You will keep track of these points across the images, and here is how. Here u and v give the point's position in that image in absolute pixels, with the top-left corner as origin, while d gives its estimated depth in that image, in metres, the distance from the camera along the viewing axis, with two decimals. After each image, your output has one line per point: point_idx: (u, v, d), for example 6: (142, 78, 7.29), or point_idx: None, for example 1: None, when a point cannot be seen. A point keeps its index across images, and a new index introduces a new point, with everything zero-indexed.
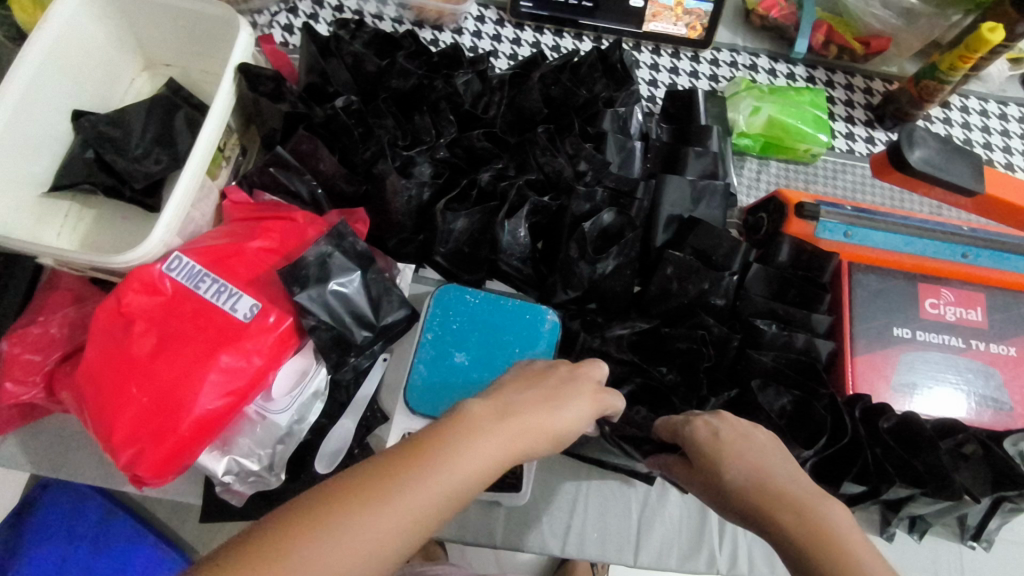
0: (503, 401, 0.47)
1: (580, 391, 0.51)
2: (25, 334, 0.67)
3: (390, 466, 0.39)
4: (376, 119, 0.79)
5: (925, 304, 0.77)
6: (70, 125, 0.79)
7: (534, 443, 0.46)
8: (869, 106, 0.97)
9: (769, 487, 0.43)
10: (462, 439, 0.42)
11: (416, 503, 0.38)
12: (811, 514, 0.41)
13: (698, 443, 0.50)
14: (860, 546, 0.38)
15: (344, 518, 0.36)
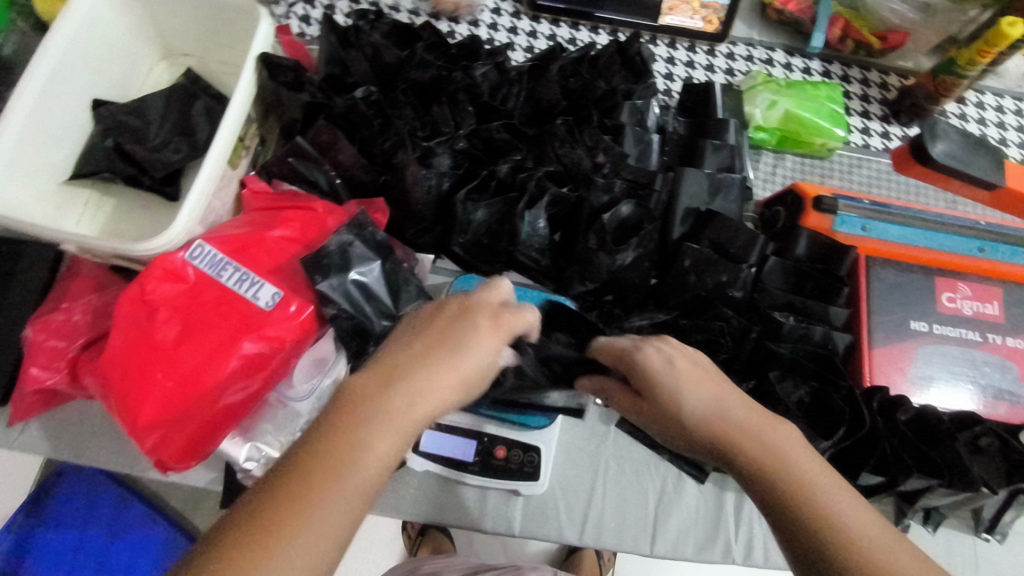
0: (390, 364, 0.46)
1: (475, 325, 0.51)
2: (49, 320, 0.67)
3: (296, 480, 0.38)
4: (394, 109, 0.79)
5: (943, 298, 0.77)
6: (89, 114, 0.79)
7: (440, 390, 0.46)
8: (885, 101, 0.97)
9: (721, 414, 0.48)
10: (354, 423, 0.41)
11: (338, 508, 0.37)
12: (762, 437, 0.46)
13: (651, 370, 0.52)
14: (805, 466, 0.44)
15: (278, 543, 0.35)
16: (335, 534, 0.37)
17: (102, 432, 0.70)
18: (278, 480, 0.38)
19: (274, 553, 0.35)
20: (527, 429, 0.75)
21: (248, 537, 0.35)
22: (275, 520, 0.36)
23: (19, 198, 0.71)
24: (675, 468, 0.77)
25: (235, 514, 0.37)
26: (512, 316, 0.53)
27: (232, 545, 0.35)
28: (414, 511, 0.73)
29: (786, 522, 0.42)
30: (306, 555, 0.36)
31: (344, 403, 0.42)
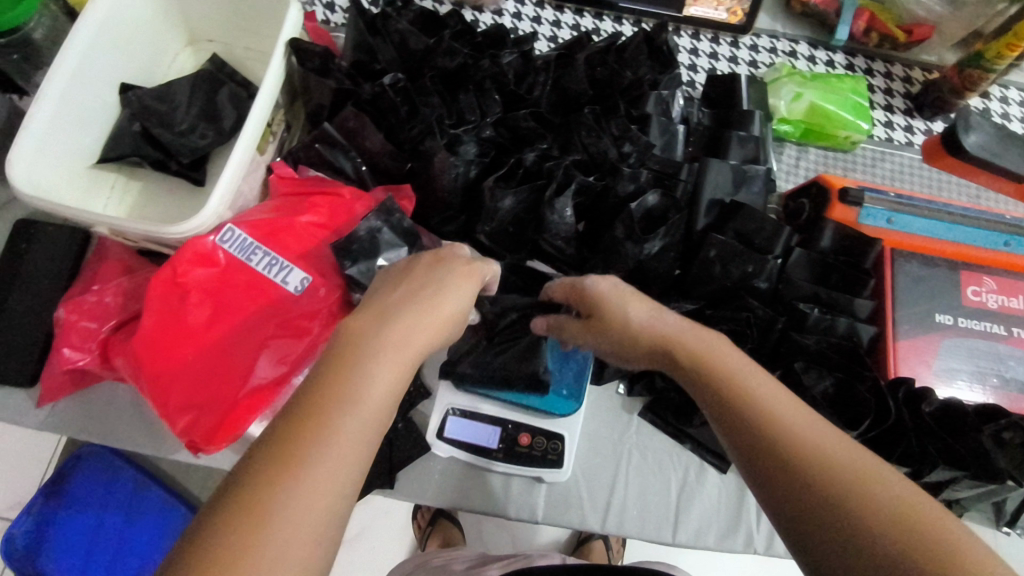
0: (378, 309, 0.47)
1: (453, 271, 0.52)
2: (81, 302, 0.68)
3: (301, 423, 0.38)
4: (421, 97, 0.79)
5: (968, 291, 0.77)
6: (117, 98, 0.79)
7: (430, 327, 0.47)
8: (908, 95, 0.96)
9: (663, 326, 0.55)
10: (357, 364, 0.41)
11: (348, 446, 0.38)
12: (696, 338, 0.53)
13: (597, 294, 0.60)
14: (727, 359, 0.50)
15: (293, 483, 0.35)
16: (350, 473, 0.37)
17: (131, 414, 0.71)
18: (285, 422, 0.38)
19: (290, 493, 0.35)
20: (553, 415, 0.75)
21: (263, 476, 0.36)
22: (288, 458, 0.36)
23: (49, 180, 0.71)
24: (696, 458, 0.78)
25: (248, 463, 0.37)
26: (480, 264, 0.55)
27: (247, 484, 0.35)
28: (438, 496, 0.74)
29: (724, 413, 0.46)
30: (324, 493, 0.36)
31: (337, 347, 0.43)
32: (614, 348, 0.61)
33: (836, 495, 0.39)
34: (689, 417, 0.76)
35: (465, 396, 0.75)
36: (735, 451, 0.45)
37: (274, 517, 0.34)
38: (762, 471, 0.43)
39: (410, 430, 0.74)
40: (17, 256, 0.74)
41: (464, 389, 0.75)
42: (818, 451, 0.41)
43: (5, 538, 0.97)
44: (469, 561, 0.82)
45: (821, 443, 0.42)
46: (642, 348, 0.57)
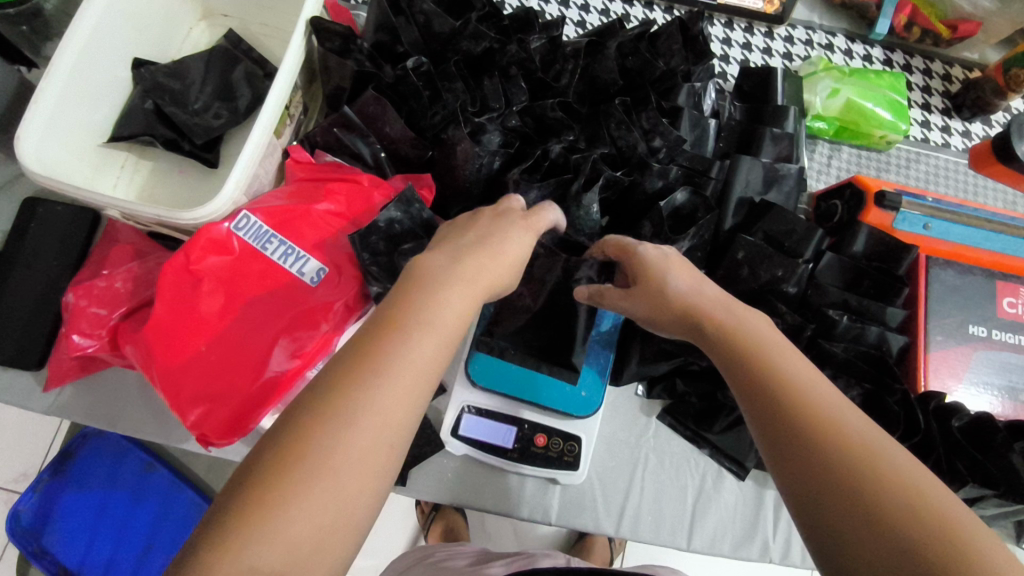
0: (442, 259, 0.46)
1: (515, 222, 0.54)
2: (91, 286, 0.66)
3: (342, 382, 0.37)
4: (444, 82, 0.76)
5: (1003, 303, 0.74)
6: (129, 73, 0.77)
7: (483, 287, 0.46)
8: (947, 94, 0.93)
9: (706, 300, 0.54)
10: (427, 292, 0.42)
11: (391, 408, 0.37)
12: (728, 316, 0.51)
13: (644, 260, 0.58)
14: (770, 337, 0.48)
15: (333, 442, 0.35)
16: (392, 437, 0.36)
17: (140, 401, 0.69)
18: (328, 380, 0.37)
19: (330, 455, 0.34)
20: (571, 416, 0.73)
21: (301, 437, 0.35)
22: (325, 418, 0.35)
23: (57, 157, 0.68)
24: (714, 464, 0.76)
25: (316, 382, 0.37)
26: (533, 222, 0.55)
27: (285, 442, 0.35)
28: (450, 495, 0.72)
29: (758, 387, 0.45)
30: (365, 456, 0.35)
31: (387, 305, 0.41)
32: (644, 318, 0.59)
33: (853, 485, 0.37)
34: (711, 421, 0.74)
35: (482, 394, 0.73)
36: (758, 431, 0.44)
37: (314, 476, 0.34)
38: (786, 449, 0.41)
39: (424, 426, 0.72)
40: (23, 234, 0.71)
41: (480, 387, 0.72)
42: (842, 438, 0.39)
43: (12, 513, 0.96)
44: (469, 557, 0.78)
45: (840, 424, 0.40)
46: (676, 322, 0.55)
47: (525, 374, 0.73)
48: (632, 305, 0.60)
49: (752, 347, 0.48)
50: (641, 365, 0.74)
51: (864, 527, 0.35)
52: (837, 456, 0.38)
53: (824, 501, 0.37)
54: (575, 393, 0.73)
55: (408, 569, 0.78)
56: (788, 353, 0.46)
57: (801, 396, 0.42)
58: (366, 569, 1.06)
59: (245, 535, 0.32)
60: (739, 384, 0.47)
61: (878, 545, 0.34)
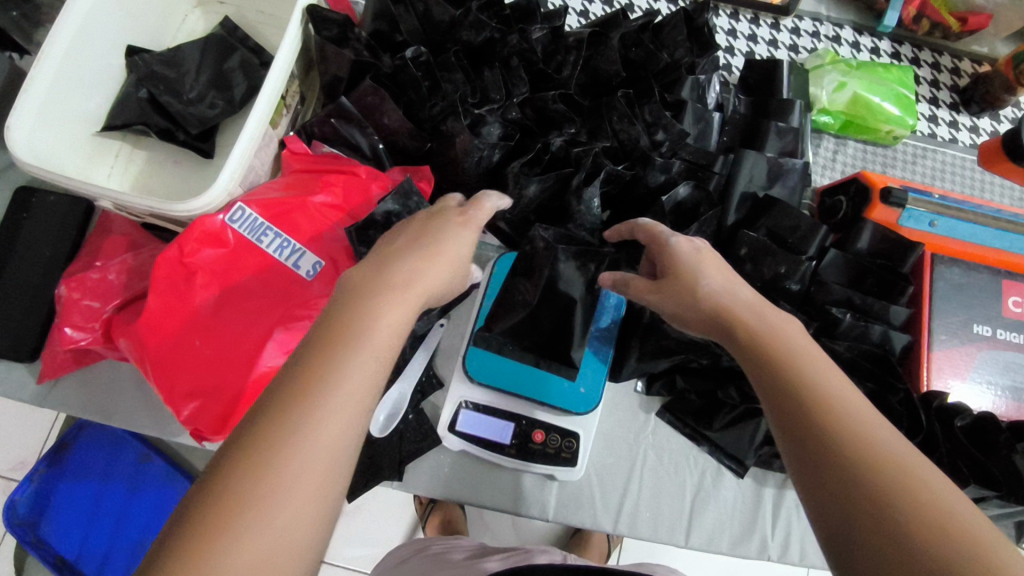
0: (369, 266, 0.47)
1: (450, 222, 0.54)
2: (83, 279, 0.65)
3: (290, 404, 0.37)
4: (444, 72, 0.74)
5: (1009, 302, 0.74)
6: (123, 60, 0.75)
7: (422, 286, 0.46)
8: (955, 88, 0.92)
9: (737, 303, 0.53)
10: (362, 301, 0.43)
11: (337, 427, 0.37)
12: (760, 323, 0.51)
13: (678, 254, 0.57)
14: (802, 344, 0.48)
15: (281, 466, 0.35)
16: (341, 456, 0.37)
17: (135, 394, 0.69)
18: (274, 405, 0.37)
19: (278, 480, 0.34)
20: (570, 413, 0.72)
21: (252, 464, 0.34)
22: (276, 444, 0.35)
23: (50, 147, 0.67)
24: (714, 462, 0.75)
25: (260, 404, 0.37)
26: (470, 217, 0.56)
27: (233, 468, 0.35)
28: (447, 491, 0.72)
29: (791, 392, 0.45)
30: (315, 478, 0.35)
31: (329, 321, 0.42)
32: (665, 312, 0.58)
33: (866, 486, 0.37)
34: (710, 419, 0.73)
35: (480, 390, 0.72)
36: (776, 427, 0.45)
37: (264, 502, 0.34)
38: (813, 456, 0.41)
39: (421, 422, 0.72)
40: (17, 224, 0.70)
41: (479, 382, 0.72)
42: (857, 437, 0.40)
43: (6, 504, 0.95)
44: (468, 550, 0.78)
45: (864, 432, 0.40)
46: (704, 322, 0.54)
47: (524, 369, 0.72)
48: (658, 298, 0.58)
49: (776, 345, 0.48)
50: (641, 362, 0.73)
51: (874, 524, 0.36)
52: (852, 454, 0.39)
53: (837, 497, 0.38)
54: (574, 389, 0.72)
55: (405, 562, 0.78)
56: (813, 353, 0.48)
57: (835, 405, 0.42)
58: (360, 558, 1.07)
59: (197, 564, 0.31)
60: (763, 382, 0.47)
61: (903, 560, 0.34)
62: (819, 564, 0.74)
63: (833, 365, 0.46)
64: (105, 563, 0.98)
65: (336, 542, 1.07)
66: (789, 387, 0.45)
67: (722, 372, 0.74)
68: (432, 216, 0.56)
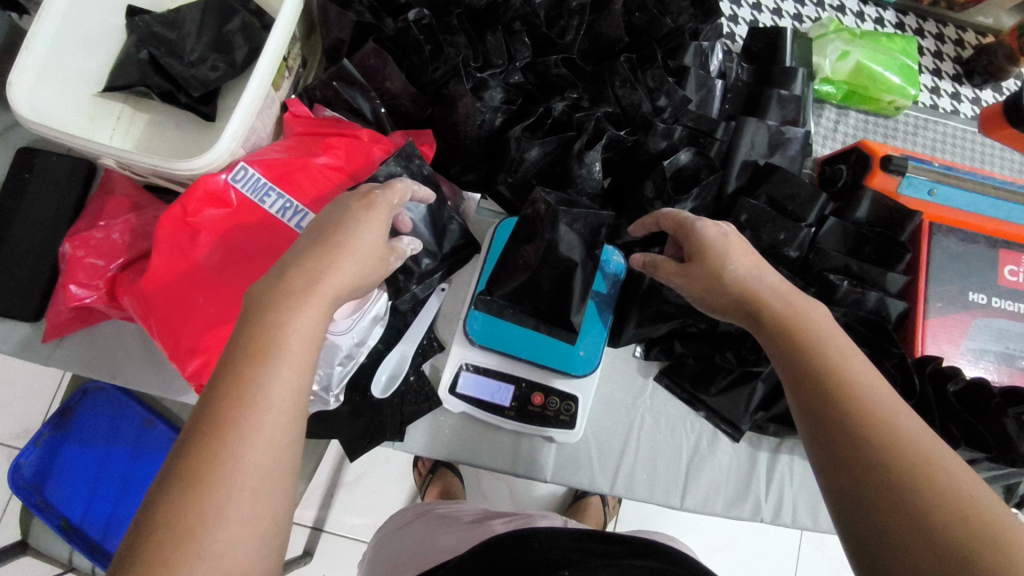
0: (268, 277, 0.47)
1: (348, 206, 0.53)
2: (87, 238, 0.65)
3: (211, 434, 0.38)
4: (446, 36, 0.73)
5: (1005, 271, 0.75)
6: (123, 22, 0.75)
7: (326, 287, 0.47)
8: (959, 59, 0.92)
9: (766, 289, 0.53)
10: (266, 310, 0.43)
11: (261, 450, 0.38)
12: (785, 304, 0.52)
13: (706, 239, 0.57)
14: (825, 332, 0.49)
15: (212, 496, 0.36)
16: (275, 471, 0.39)
17: (140, 353, 0.69)
18: (192, 440, 0.38)
19: (213, 510, 0.36)
20: (569, 376, 0.73)
21: (182, 501, 0.36)
22: (205, 477, 0.36)
23: (49, 105, 0.67)
24: (710, 426, 0.77)
25: (200, 416, 0.39)
26: (376, 195, 0.54)
27: (163, 506, 0.36)
28: (447, 452, 0.73)
29: (812, 385, 0.45)
30: (253, 498, 0.37)
31: (240, 342, 0.42)
32: (693, 298, 0.59)
33: (878, 477, 0.39)
34: (707, 383, 0.75)
35: (480, 353, 0.73)
36: (796, 410, 0.46)
37: (215, 518, 0.36)
38: (831, 447, 0.42)
39: (422, 383, 0.73)
40: (21, 185, 0.71)
41: (478, 345, 0.72)
42: (868, 420, 0.41)
43: (13, 466, 0.93)
44: (471, 513, 0.79)
45: (878, 424, 0.41)
46: (734, 306, 0.55)
47: (525, 334, 0.73)
48: (686, 282, 0.58)
49: (798, 335, 0.49)
50: (639, 327, 0.74)
51: (879, 497, 0.38)
52: (862, 435, 0.41)
53: (849, 472, 0.40)
54: (574, 351, 0.73)
55: (405, 524, 0.79)
56: (834, 336, 0.49)
57: (858, 395, 0.43)
58: (361, 527, 1.08)
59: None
60: (788, 368, 0.48)
61: (913, 546, 0.35)
62: (811, 525, 0.76)
63: (853, 346, 0.47)
64: (110, 531, 0.94)
65: (335, 511, 1.08)
66: (813, 377, 0.46)
67: (720, 337, 0.75)
68: (336, 205, 0.54)
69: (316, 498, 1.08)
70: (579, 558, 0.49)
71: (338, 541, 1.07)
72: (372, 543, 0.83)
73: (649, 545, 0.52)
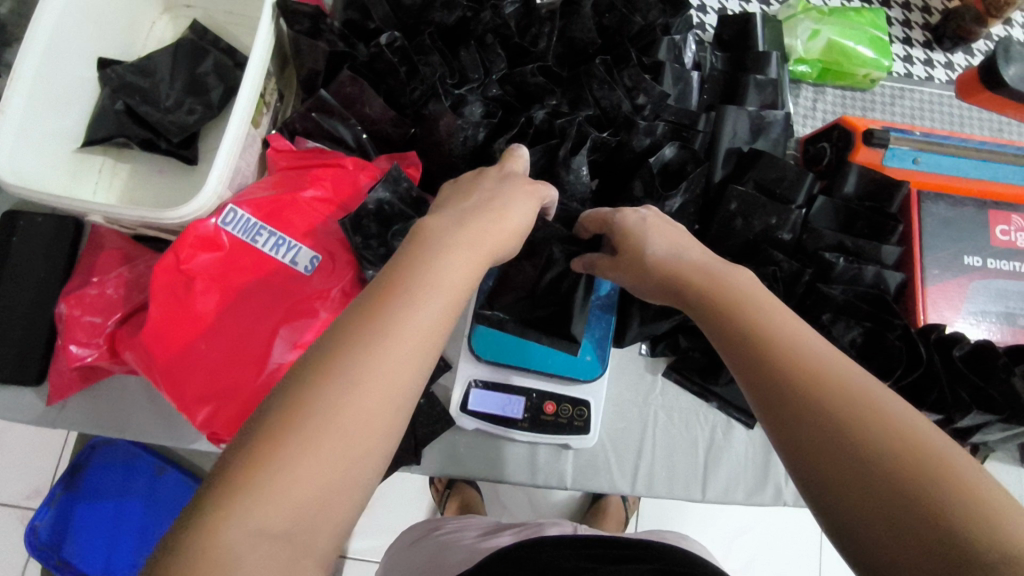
0: (446, 217, 0.46)
1: (516, 189, 0.53)
2: (82, 296, 0.65)
3: (353, 328, 0.35)
4: (421, 56, 0.74)
5: (996, 231, 0.75)
6: (95, 74, 0.74)
7: (485, 248, 0.44)
8: (928, 26, 0.93)
9: (685, 266, 0.51)
10: (435, 246, 0.41)
11: (393, 363, 0.34)
12: (708, 279, 0.49)
13: (628, 230, 0.57)
14: (752, 295, 0.45)
15: (332, 389, 0.32)
16: (396, 389, 0.34)
17: (146, 406, 0.69)
18: (339, 328, 0.35)
19: (331, 403, 0.32)
20: (577, 381, 0.73)
21: (307, 383, 0.33)
22: (332, 367, 0.33)
23: (33, 168, 0.67)
24: (723, 416, 0.77)
25: (349, 313, 0.36)
26: (539, 188, 0.55)
27: (290, 387, 0.33)
28: (465, 469, 0.73)
29: (746, 354, 0.41)
30: (369, 412, 0.32)
31: (397, 260, 0.40)
32: (636, 290, 0.58)
33: (846, 449, 0.33)
34: (716, 374, 0.74)
35: (487, 367, 0.73)
36: (744, 384, 0.41)
37: (329, 412, 0.32)
38: (784, 420, 0.37)
39: (433, 405, 0.72)
40: (8, 249, 0.70)
41: (485, 360, 0.72)
42: (818, 382, 0.36)
43: (28, 529, 0.91)
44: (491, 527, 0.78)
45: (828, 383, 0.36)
46: (659, 287, 0.53)
47: (530, 345, 0.72)
48: (620, 273, 0.59)
49: (730, 301, 0.45)
50: (643, 326, 0.74)
51: (851, 472, 0.33)
52: (832, 405, 0.35)
53: (817, 457, 0.34)
54: (580, 357, 0.73)
55: (420, 537, 0.78)
56: (757, 295, 0.45)
57: (795, 355, 0.39)
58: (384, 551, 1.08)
59: (247, 484, 0.30)
60: (724, 343, 0.44)
61: (902, 527, 0.30)
62: None
63: (779, 304, 0.44)
64: None
65: (356, 538, 1.08)
66: (751, 344, 0.41)
67: None
68: (503, 180, 0.55)
69: None
70: (590, 566, 0.49)
71: (362, 568, 1.07)
72: (385, 561, 0.82)
73: (655, 549, 0.52)
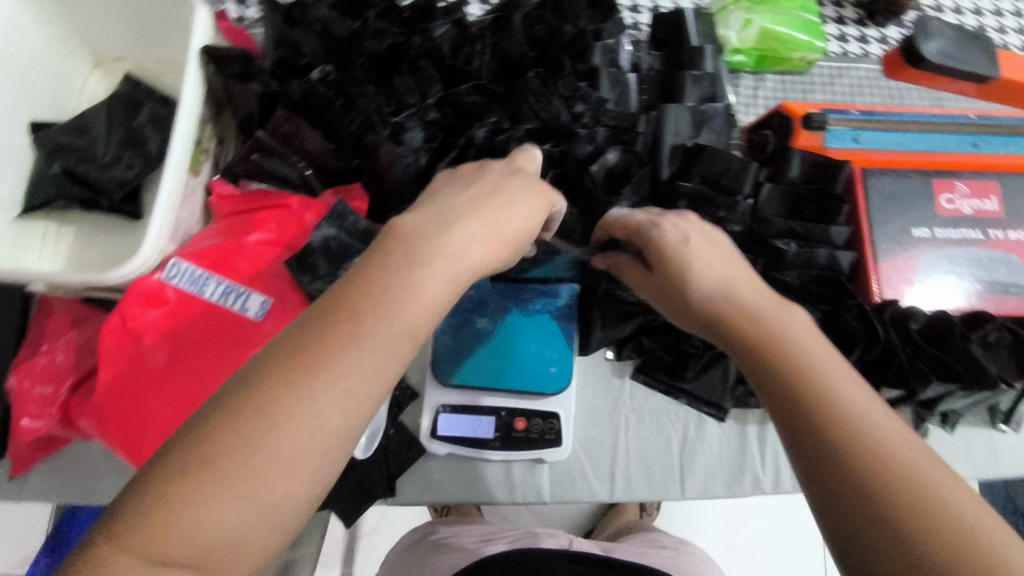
0: (426, 219, 0.41)
1: (527, 188, 0.47)
2: (32, 366, 0.65)
3: (292, 359, 0.33)
4: (355, 87, 0.74)
5: (942, 201, 0.76)
6: (28, 139, 0.73)
7: (466, 266, 0.40)
8: (859, 3, 0.94)
9: (731, 299, 0.45)
10: (407, 261, 0.38)
11: (330, 405, 0.33)
12: (744, 303, 0.45)
13: (664, 247, 0.50)
14: (777, 315, 0.43)
15: (252, 424, 0.31)
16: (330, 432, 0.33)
17: (110, 469, 0.68)
18: (281, 355, 0.34)
19: (254, 438, 0.31)
20: (546, 395, 0.73)
21: (228, 414, 0.32)
22: (263, 402, 0.32)
23: None
24: (694, 411, 0.77)
25: (296, 338, 0.34)
26: (549, 192, 0.49)
27: (214, 414, 0.32)
28: (442, 495, 0.72)
29: (766, 370, 0.41)
30: (291, 455, 0.31)
31: (357, 275, 0.37)
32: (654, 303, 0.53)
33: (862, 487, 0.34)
34: (682, 370, 0.75)
35: (454, 392, 0.73)
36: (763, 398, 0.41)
37: (252, 447, 0.31)
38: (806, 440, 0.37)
39: (403, 434, 0.72)
40: None
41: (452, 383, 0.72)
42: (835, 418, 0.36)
43: None
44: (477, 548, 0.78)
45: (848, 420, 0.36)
46: (691, 317, 0.47)
47: (499, 365, 0.73)
48: (646, 289, 0.54)
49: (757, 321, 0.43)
50: (606, 330, 0.74)
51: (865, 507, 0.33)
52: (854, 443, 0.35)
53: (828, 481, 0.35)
54: (546, 369, 0.73)
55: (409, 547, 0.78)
56: (787, 318, 0.43)
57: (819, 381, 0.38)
58: None
59: (162, 515, 0.29)
60: (742, 353, 0.43)
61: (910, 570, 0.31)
62: None
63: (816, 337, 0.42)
64: None
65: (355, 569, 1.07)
66: (768, 359, 0.41)
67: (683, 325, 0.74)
68: (511, 171, 0.49)
69: (334, 558, 1.07)
70: None
71: None
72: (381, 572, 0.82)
73: None
